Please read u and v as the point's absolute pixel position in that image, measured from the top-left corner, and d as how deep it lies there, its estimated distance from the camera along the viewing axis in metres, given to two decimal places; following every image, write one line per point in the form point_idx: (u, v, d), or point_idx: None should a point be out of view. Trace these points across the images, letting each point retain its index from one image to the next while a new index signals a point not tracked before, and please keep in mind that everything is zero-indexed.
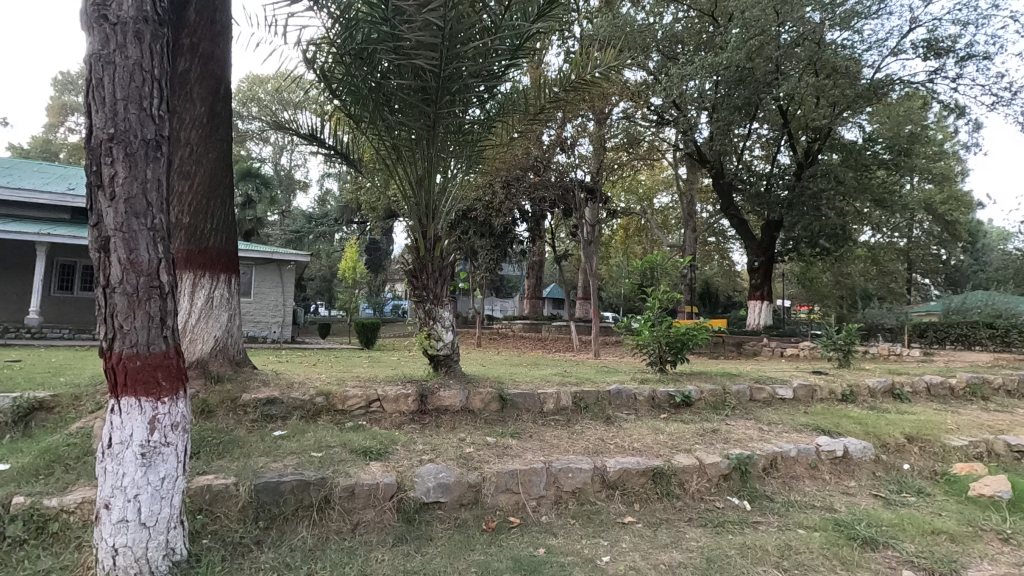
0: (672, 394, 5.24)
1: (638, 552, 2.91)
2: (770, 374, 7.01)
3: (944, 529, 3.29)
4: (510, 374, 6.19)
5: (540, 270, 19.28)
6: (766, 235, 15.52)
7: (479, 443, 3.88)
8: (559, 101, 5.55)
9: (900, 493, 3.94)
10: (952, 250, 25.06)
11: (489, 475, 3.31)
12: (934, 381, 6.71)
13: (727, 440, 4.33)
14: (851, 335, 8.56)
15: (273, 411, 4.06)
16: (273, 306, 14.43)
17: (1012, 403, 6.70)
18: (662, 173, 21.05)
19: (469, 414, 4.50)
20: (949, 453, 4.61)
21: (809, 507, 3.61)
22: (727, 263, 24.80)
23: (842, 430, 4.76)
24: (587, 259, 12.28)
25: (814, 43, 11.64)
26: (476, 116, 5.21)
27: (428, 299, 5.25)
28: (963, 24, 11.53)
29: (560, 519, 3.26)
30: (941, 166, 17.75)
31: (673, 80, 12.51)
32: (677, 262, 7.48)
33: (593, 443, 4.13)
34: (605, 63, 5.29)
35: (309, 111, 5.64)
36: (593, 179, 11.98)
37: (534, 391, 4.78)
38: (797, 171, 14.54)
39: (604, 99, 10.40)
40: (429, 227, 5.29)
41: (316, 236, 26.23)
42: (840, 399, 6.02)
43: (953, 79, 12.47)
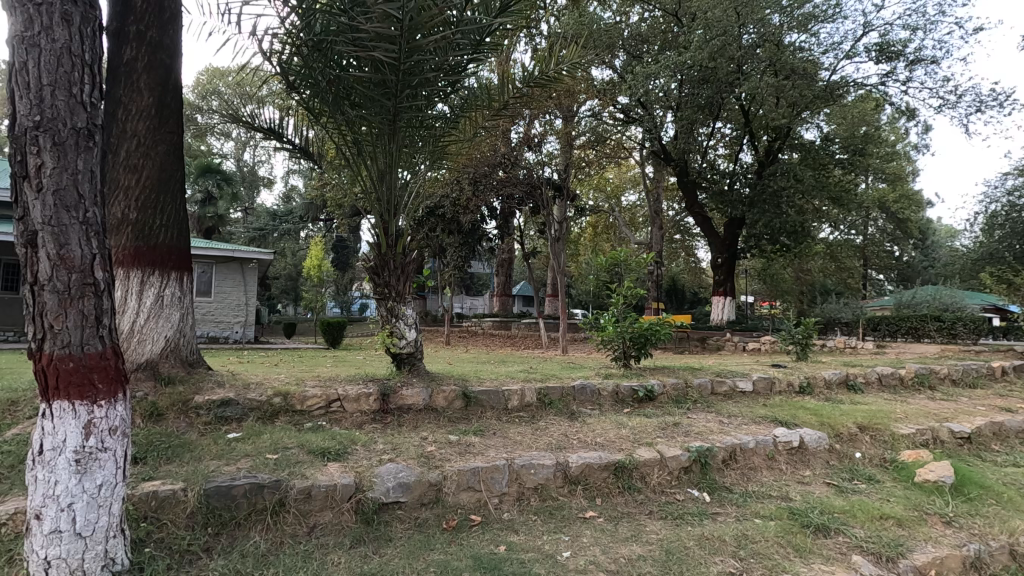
0: (636, 389, 5.29)
1: (599, 547, 2.92)
2: (732, 367, 7.14)
3: (892, 515, 3.40)
4: (475, 371, 6.16)
5: (509, 267, 19.27)
6: (729, 231, 15.85)
7: (442, 442, 3.83)
8: (522, 97, 5.53)
9: (852, 481, 4.06)
10: (904, 247, 26.12)
11: (450, 474, 3.28)
12: (885, 372, 6.96)
13: (688, 433, 4.39)
14: (808, 329, 8.81)
15: (227, 413, 3.92)
16: (234, 305, 13.98)
17: (956, 392, 7.00)
18: (629, 172, 21.32)
19: (433, 412, 4.45)
20: (898, 441, 4.78)
21: (766, 497, 3.69)
22: (692, 260, 25.27)
23: (799, 421, 4.89)
24: (555, 256, 12.32)
25: (774, 45, 11.94)
26: (440, 111, 5.14)
27: (390, 297, 5.15)
28: (913, 28, 11.98)
29: (522, 516, 3.25)
30: (894, 166, 18.46)
31: (638, 79, 12.68)
32: (641, 259, 7.57)
33: (556, 438, 4.14)
34: (568, 59, 5.27)
35: (271, 106, 5.48)
36: (560, 177, 12.03)
37: (498, 388, 4.76)
38: (758, 170, 14.88)
39: (572, 96, 10.44)
40: (391, 222, 5.17)
41: (280, 234, 25.67)
42: (797, 391, 6.18)
43: (903, 83, 12.96)
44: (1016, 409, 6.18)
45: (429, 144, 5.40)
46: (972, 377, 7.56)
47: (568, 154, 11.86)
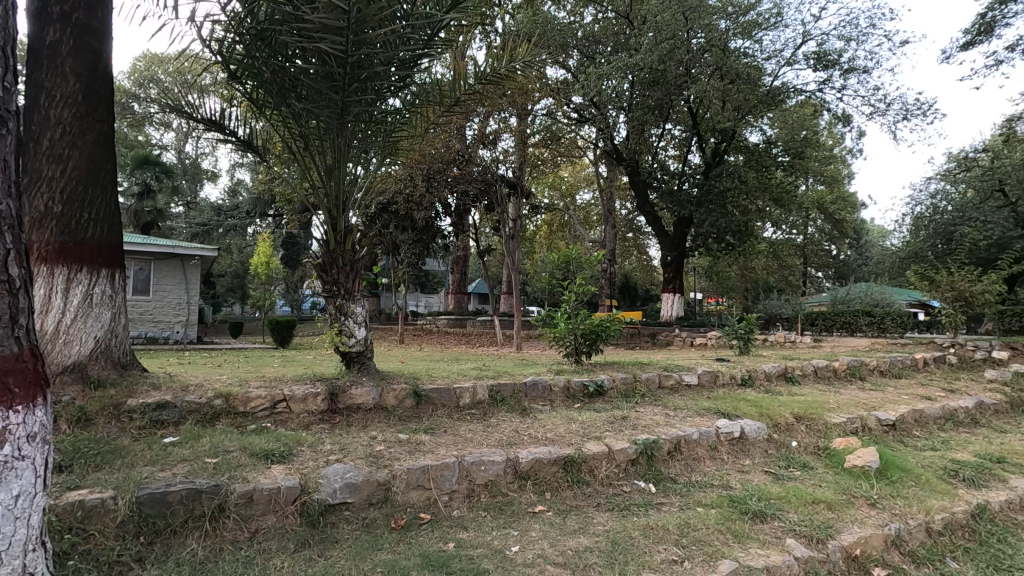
0: (586, 384, 5.38)
1: (547, 540, 2.96)
2: (679, 362, 7.38)
3: (822, 499, 3.60)
4: (427, 369, 6.10)
5: (465, 264, 19.24)
6: (678, 230, 16.34)
7: (391, 441, 3.78)
8: (474, 94, 5.52)
9: (788, 468, 4.27)
10: (840, 246, 27.60)
11: (399, 472, 3.24)
12: (820, 364, 7.36)
13: (635, 426, 4.51)
14: (750, 324, 9.21)
15: (164, 416, 3.74)
16: (175, 305, 13.35)
17: (883, 382, 7.48)
18: (583, 170, 21.65)
19: (383, 411, 4.38)
20: (830, 430, 5.04)
21: (709, 486, 3.83)
22: (644, 258, 25.91)
23: (740, 413, 5.09)
24: (510, 254, 12.38)
25: (721, 50, 12.30)
26: (392, 106, 5.07)
27: (339, 294, 5.05)
28: (847, 39, 12.66)
29: (470, 513, 3.25)
30: (830, 169, 19.49)
31: (591, 79, 12.93)
32: (592, 257, 7.71)
33: (506, 435, 4.15)
34: (519, 58, 5.29)
35: (213, 96, 5.26)
36: (515, 174, 12.09)
37: (450, 386, 4.74)
38: (705, 170, 15.41)
39: (526, 94, 10.50)
40: (340, 220, 5.05)
41: (225, 230, 24.64)
42: (739, 383, 6.44)
43: (839, 90, 13.67)
44: (935, 397, 6.65)
45: (380, 140, 5.32)
46: (897, 368, 8.08)
47: (523, 152, 11.91)
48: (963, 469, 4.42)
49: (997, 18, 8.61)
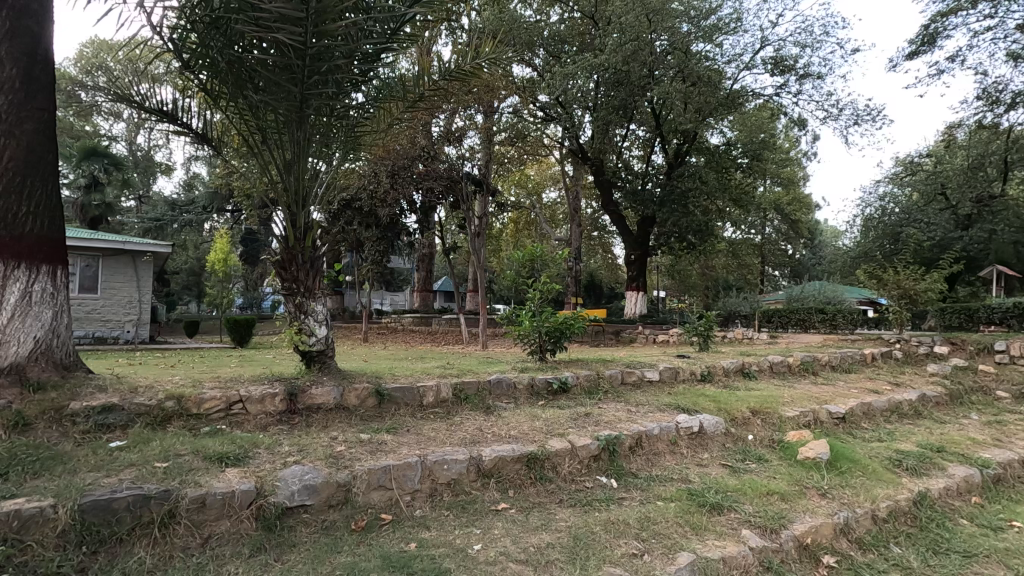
0: (550, 381, 5.42)
1: (510, 537, 2.97)
2: (641, 359, 7.51)
3: (777, 490, 3.72)
4: (390, 368, 6.01)
5: (430, 262, 19.10)
6: (642, 229, 16.61)
7: (353, 441, 3.72)
8: (439, 90, 5.46)
9: (744, 461, 4.39)
10: (796, 246, 28.60)
11: (360, 473, 3.18)
12: (775, 360, 7.60)
13: (597, 422, 4.56)
14: (710, 321, 9.45)
15: (110, 420, 3.58)
16: (125, 303, 12.79)
17: (835, 376, 7.80)
18: (549, 169, 21.79)
19: (344, 411, 4.31)
20: (785, 423, 5.22)
21: (669, 480, 3.91)
22: (609, 256, 26.25)
23: (699, 408, 5.21)
24: (475, 251, 12.34)
25: (683, 53, 12.45)
26: (355, 101, 4.98)
27: (299, 292, 4.92)
28: (802, 45, 13.10)
29: (434, 512, 3.23)
30: (787, 171, 20.17)
31: (557, 78, 13.03)
32: (556, 254, 7.75)
33: (470, 433, 4.14)
34: (485, 55, 5.27)
35: (167, 85, 5.07)
36: (481, 172, 12.06)
37: (413, 384, 4.69)
38: (668, 171, 15.73)
39: (492, 92, 10.49)
40: (300, 215, 4.93)
41: (180, 225, 23.75)
42: (699, 378, 6.59)
43: (795, 95, 14.14)
44: (882, 390, 6.97)
45: (343, 135, 5.21)
46: (847, 363, 8.43)
47: (489, 149, 11.89)
48: (906, 458, 4.65)
49: (939, 29, 9.04)
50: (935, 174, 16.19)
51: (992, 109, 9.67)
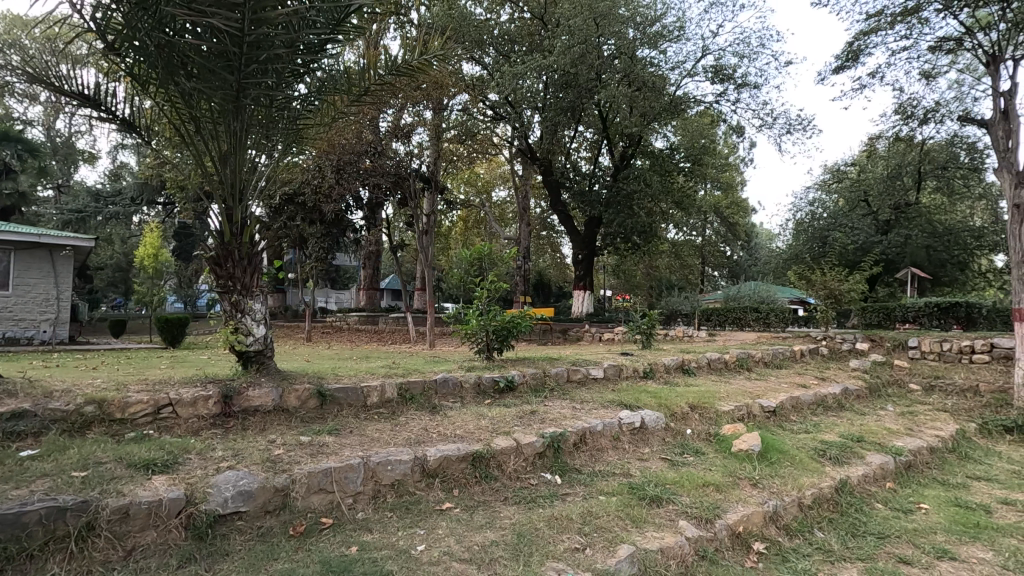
0: (496, 380, 5.44)
1: (454, 537, 2.96)
2: (587, 357, 7.65)
3: (712, 482, 3.89)
4: (333, 368, 5.85)
5: (377, 260, 18.74)
6: (589, 229, 16.91)
7: (292, 443, 3.60)
8: (385, 85, 5.36)
9: (682, 455, 4.55)
10: (734, 247, 29.88)
11: (299, 476, 3.08)
12: (713, 357, 7.93)
13: (543, 420, 4.62)
14: (652, 320, 9.75)
15: (21, 427, 3.31)
16: (41, 300, 11.85)
17: (767, 372, 8.22)
18: (499, 168, 21.85)
19: (284, 413, 4.16)
20: (721, 417, 5.44)
21: (611, 475, 4.00)
22: (558, 255, 26.58)
23: (640, 404, 5.37)
24: (423, 249, 12.17)
25: (629, 58, 12.79)
26: (297, 92, 4.82)
27: (235, 290, 4.71)
28: (740, 56, 13.70)
29: (377, 514, 3.17)
30: (726, 176, 21.06)
31: (506, 77, 13.10)
32: (503, 253, 7.76)
33: (415, 433, 4.09)
34: (432, 52, 5.23)
35: (91, 68, 4.73)
36: (429, 169, 11.92)
37: (357, 385, 4.59)
38: (614, 172, 16.09)
39: (442, 88, 10.40)
40: (237, 210, 4.72)
41: (105, 218, 22.20)
42: (641, 375, 6.79)
43: (733, 103, 14.77)
44: (809, 384, 7.41)
45: (284, 127, 5.03)
46: (778, 359, 8.90)
47: (437, 147, 11.76)
48: (829, 448, 4.96)
49: (862, 46, 9.67)
50: (857, 183, 17.34)
51: (907, 123, 10.42)
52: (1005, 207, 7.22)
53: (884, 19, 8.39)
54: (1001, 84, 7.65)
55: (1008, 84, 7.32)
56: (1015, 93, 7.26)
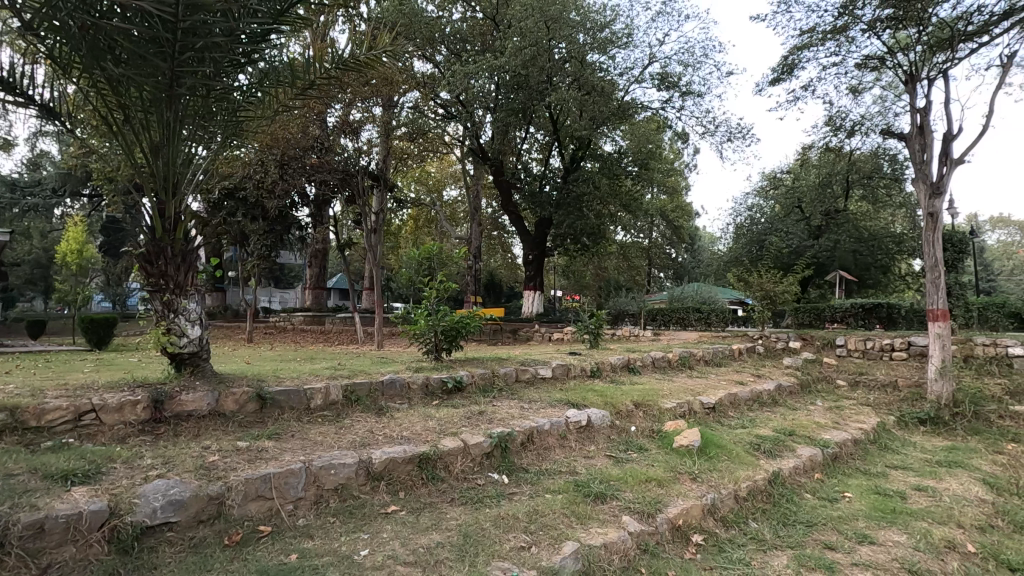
0: (445, 380, 5.40)
1: (398, 540, 2.92)
2: (535, 356, 7.71)
3: (654, 477, 4.01)
4: (275, 370, 5.64)
5: (324, 258, 18.25)
6: (539, 230, 17.07)
7: (228, 449, 3.45)
8: (331, 79, 5.22)
9: (626, 451, 4.67)
10: (679, 250, 30.86)
11: (236, 483, 2.95)
12: (657, 356, 8.17)
13: (491, 420, 4.63)
14: (599, 320, 9.96)
15: None
16: None
17: (707, 369, 8.56)
18: (450, 166, 21.72)
19: (220, 417, 3.99)
20: (663, 414, 5.61)
21: (557, 473, 4.05)
22: (508, 255, 26.66)
23: (587, 402, 5.46)
24: (371, 248, 11.91)
25: (579, 62, 12.99)
26: (237, 83, 4.63)
27: (167, 289, 4.47)
28: (685, 65, 14.17)
29: (318, 520, 3.08)
30: (671, 181, 21.75)
31: (457, 76, 13.05)
32: (453, 252, 7.70)
33: (360, 436, 4.01)
34: (381, 47, 5.15)
35: (6, 48, 4.38)
36: (379, 166, 11.69)
37: (300, 387, 4.45)
38: (564, 174, 16.29)
39: (392, 85, 10.21)
40: (170, 204, 4.48)
41: (22, 210, 20.54)
42: (588, 374, 6.91)
43: (678, 110, 15.26)
44: (746, 381, 7.77)
45: (223, 118, 4.81)
46: (718, 357, 9.27)
47: (387, 144, 11.52)
48: (763, 442, 5.20)
49: (795, 61, 10.19)
50: (792, 190, 18.29)
51: (837, 135, 11.07)
52: (921, 215, 7.80)
53: (816, 35, 8.86)
54: (917, 102, 8.24)
55: (923, 102, 7.90)
56: (930, 111, 7.84)
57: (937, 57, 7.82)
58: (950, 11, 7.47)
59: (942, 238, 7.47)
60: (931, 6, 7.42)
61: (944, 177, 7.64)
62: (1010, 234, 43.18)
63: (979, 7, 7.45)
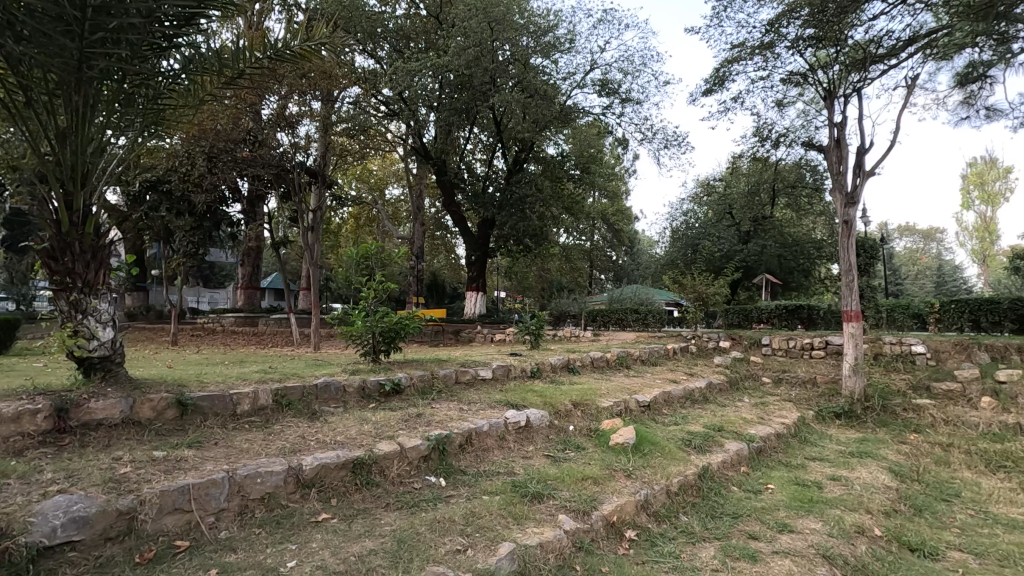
0: (382, 383, 5.27)
1: (329, 549, 2.81)
2: (476, 357, 7.69)
3: (590, 475, 4.07)
4: (199, 374, 5.32)
5: (257, 256, 17.47)
6: (482, 231, 17.06)
7: (142, 460, 3.22)
8: (262, 69, 5.00)
9: (564, 451, 4.73)
10: (619, 253, 31.68)
11: (150, 496, 2.76)
12: (596, 356, 8.34)
13: (429, 422, 4.56)
14: (540, 320, 10.07)
15: None
16: None
17: (644, 368, 8.83)
18: (393, 165, 21.36)
19: (135, 426, 3.72)
20: (601, 413, 5.71)
21: (495, 474, 4.05)
22: (452, 256, 26.49)
23: (527, 403, 5.50)
24: (308, 246, 11.47)
25: (522, 65, 13.08)
26: (158, 69, 4.34)
27: (75, 288, 4.12)
28: (625, 72, 14.57)
29: (242, 532, 2.92)
30: (612, 185, 22.35)
31: (400, 73, 12.85)
32: (393, 252, 7.54)
33: (291, 442, 3.85)
34: (317, 39, 4.99)
35: None
36: (317, 162, 11.31)
37: (225, 392, 4.22)
38: (507, 176, 16.35)
39: (332, 79, 9.89)
40: (78, 195, 4.13)
41: None
42: (529, 375, 6.96)
43: (619, 116, 15.67)
44: (680, 380, 8.06)
45: (142, 106, 4.50)
46: (654, 356, 9.59)
47: (326, 140, 11.14)
48: (694, 439, 5.39)
49: (726, 73, 10.69)
50: (724, 197, 19.21)
51: (764, 145, 11.69)
52: (837, 222, 8.35)
53: (746, 50, 9.32)
54: (835, 117, 8.83)
55: (840, 117, 8.48)
56: (845, 126, 8.42)
57: (853, 76, 8.40)
58: (863, 34, 8.08)
59: (856, 244, 8.03)
60: (847, 28, 7.98)
61: (858, 187, 8.23)
62: (915, 242, 47.28)
63: (888, 31, 8.09)
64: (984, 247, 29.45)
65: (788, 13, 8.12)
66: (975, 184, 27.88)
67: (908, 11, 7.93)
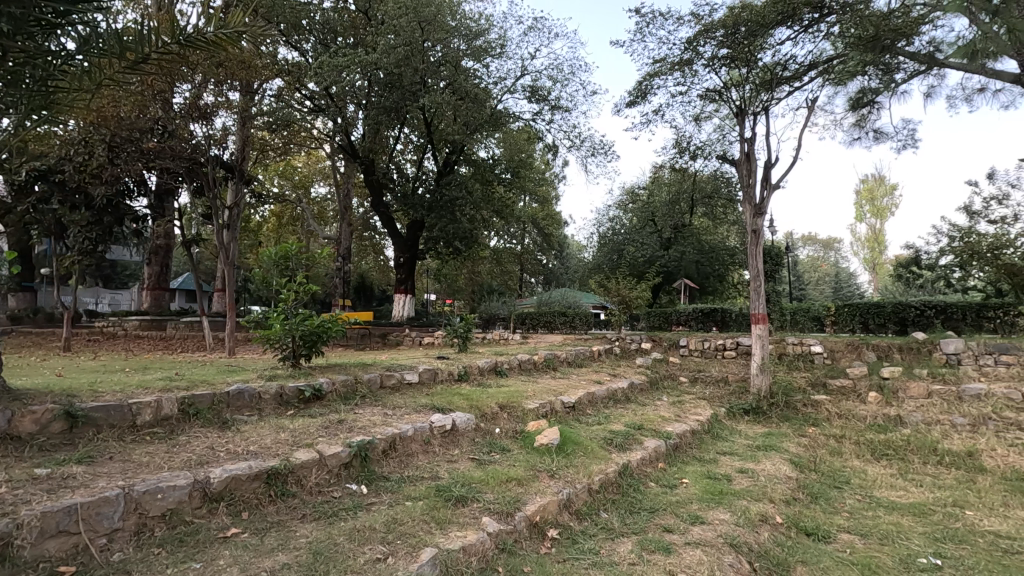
0: (301, 388, 5.07)
1: (238, 566, 2.66)
2: (403, 361, 7.55)
3: (515, 477, 4.12)
4: (95, 383, 4.87)
5: (166, 255, 16.25)
6: (411, 232, 16.80)
7: (22, 479, 2.91)
8: (172, 54, 4.65)
9: (489, 453, 4.74)
10: (549, 258, 32.33)
11: (29, 519, 2.50)
12: (523, 358, 8.44)
13: (351, 429, 4.43)
14: (469, 323, 10.08)
15: None
16: None
17: (569, 370, 9.04)
18: (318, 162, 20.64)
19: (13, 441, 3.36)
20: (526, 415, 5.78)
21: (418, 479, 3.99)
22: (380, 258, 25.94)
23: (453, 406, 5.47)
24: (222, 245, 10.78)
25: (454, 67, 13.05)
26: (47, 48, 3.88)
27: None
28: (554, 80, 14.88)
29: (139, 553, 2.70)
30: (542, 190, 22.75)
31: (327, 68, 12.42)
32: (315, 252, 7.26)
33: (197, 453, 3.60)
34: (234, 27, 4.70)
35: None
36: (233, 157, 10.68)
37: (122, 402, 3.89)
38: (437, 178, 16.21)
39: (252, 70, 9.41)
40: None
41: None
42: (456, 378, 6.94)
43: (548, 123, 15.96)
44: (603, 380, 8.31)
45: (26, 88, 4.02)
46: (579, 358, 9.83)
47: (245, 134, 10.55)
48: (615, 437, 5.57)
49: (648, 86, 11.18)
50: (647, 204, 20.06)
51: (684, 157, 12.31)
52: (747, 231, 8.93)
53: (666, 65, 9.78)
54: (746, 133, 9.44)
55: (750, 133, 9.09)
56: (754, 141, 9.04)
57: (762, 96, 9.03)
58: (771, 57, 8.71)
59: (763, 251, 8.62)
60: (756, 50, 8.56)
61: (765, 200, 8.85)
62: (816, 251, 51.52)
63: (792, 56, 8.77)
64: (873, 257, 32.62)
65: (705, 32, 8.60)
66: (866, 200, 31.01)
67: (810, 39, 8.63)
